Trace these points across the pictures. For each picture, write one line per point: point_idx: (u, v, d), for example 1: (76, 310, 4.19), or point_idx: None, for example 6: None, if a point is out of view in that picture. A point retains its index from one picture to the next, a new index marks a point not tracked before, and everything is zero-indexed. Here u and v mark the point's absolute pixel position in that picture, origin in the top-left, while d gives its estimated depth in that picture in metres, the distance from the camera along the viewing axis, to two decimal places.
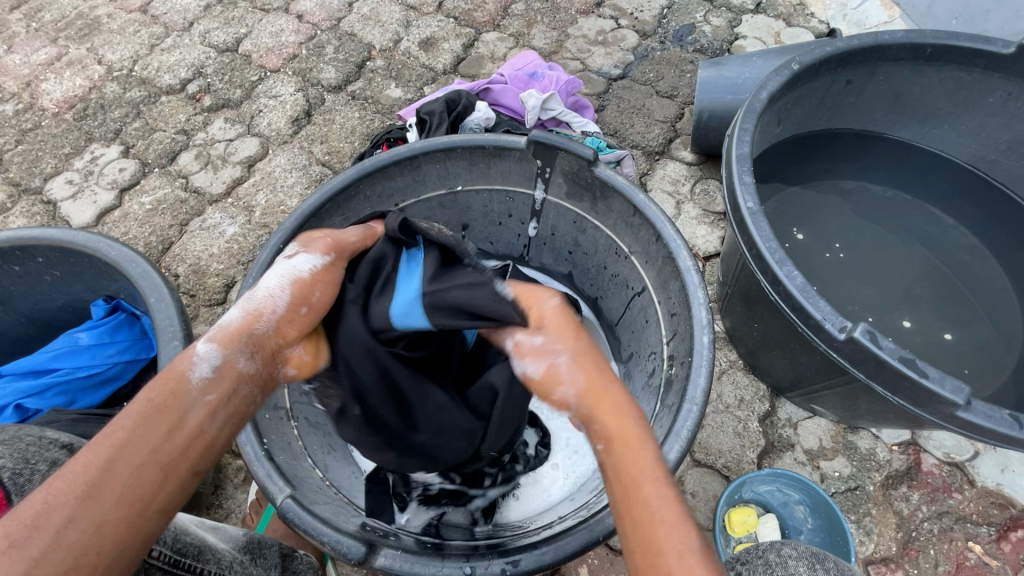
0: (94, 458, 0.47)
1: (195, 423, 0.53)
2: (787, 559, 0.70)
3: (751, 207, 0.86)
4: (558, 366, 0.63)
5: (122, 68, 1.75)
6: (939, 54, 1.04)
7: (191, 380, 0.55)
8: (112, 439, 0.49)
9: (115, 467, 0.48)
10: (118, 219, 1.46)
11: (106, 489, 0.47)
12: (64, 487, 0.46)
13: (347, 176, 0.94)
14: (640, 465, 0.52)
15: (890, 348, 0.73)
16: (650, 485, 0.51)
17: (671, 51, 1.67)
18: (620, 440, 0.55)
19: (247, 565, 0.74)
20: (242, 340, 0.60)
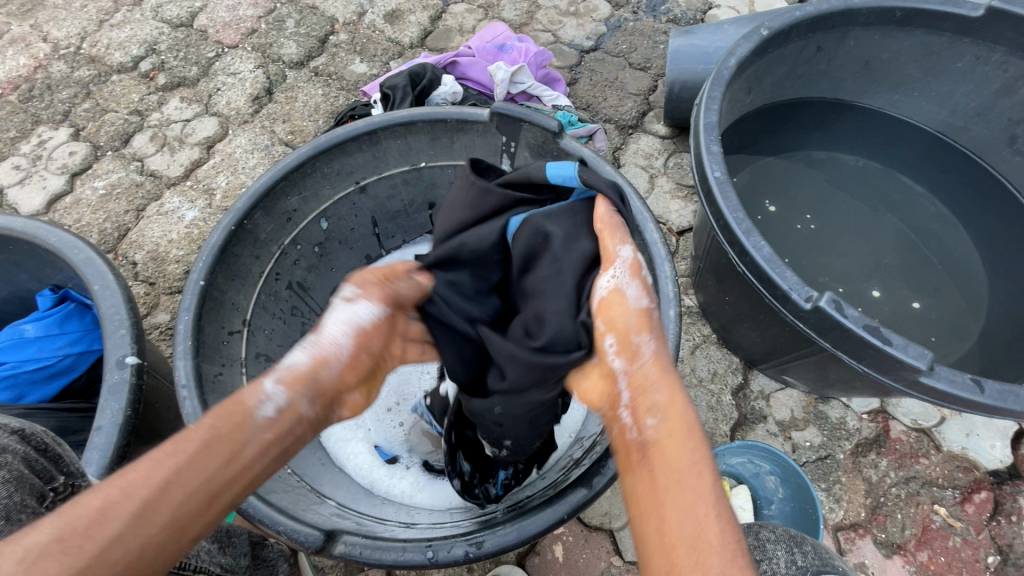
0: (151, 475, 0.45)
1: (248, 456, 0.50)
2: (766, 543, 0.75)
3: (718, 176, 0.84)
4: (644, 318, 0.61)
5: (68, 46, 1.65)
6: (908, 18, 1.02)
7: (254, 416, 0.51)
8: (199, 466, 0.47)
9: (184, 494, 0.45)
10: (70, 206, 1.39)
11: (175, 516, 0.44)
12: (143, 509, 0.43)
13: (301, 153, 0.90)
14: (695, 462, 0.52)
15: (855, 316, 0.73)
16: (701, 484, 0.50)
17: (644, 22, 1.62)
18: (676, 434, 0.54)
19: (216, 555, 0.71)
20: (318, 395, 0.56)
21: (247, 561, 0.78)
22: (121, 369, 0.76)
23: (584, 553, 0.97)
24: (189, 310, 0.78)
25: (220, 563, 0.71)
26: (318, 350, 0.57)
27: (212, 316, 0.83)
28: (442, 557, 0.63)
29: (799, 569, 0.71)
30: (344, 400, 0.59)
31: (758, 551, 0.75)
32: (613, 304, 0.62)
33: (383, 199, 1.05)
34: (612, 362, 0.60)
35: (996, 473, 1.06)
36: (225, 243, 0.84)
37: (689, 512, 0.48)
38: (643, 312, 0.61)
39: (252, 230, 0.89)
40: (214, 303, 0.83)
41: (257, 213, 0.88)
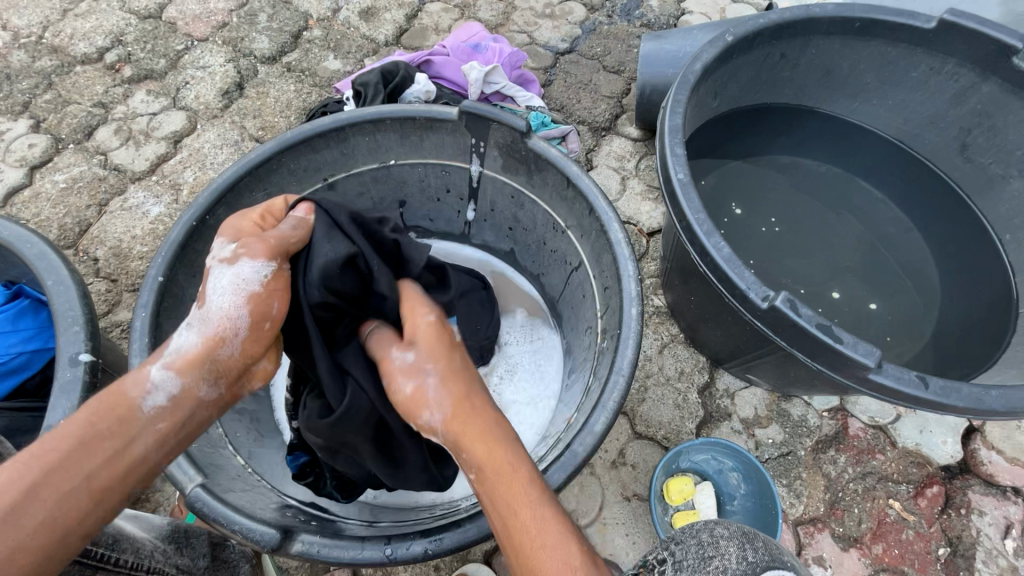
0: (22, 478, 0.50)
1: (139, 450, 0.54)
2: (718, 539, 0.63)
3: (681, 178, 0.85)
4: (423, 392, 0.62)
5: (29, 35, 1.60)
6: (866, 28, 1.05)
7: (142, 409, 0.54)
8: (103, 474, 0.52)
9: (92, 499, 0.51)
10: (29, 200, 1.35)
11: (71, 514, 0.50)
12: (43, 496, 0.49)
13: (266, 149, 0.89)
14: (517, 503, 0.56)
15: (809, 315, 0.75)
16: (526, 513, 0.55)
17: (619, 25, 1.65)
18: (492, 481, 0.57)
19: (171, 554, 0.73)
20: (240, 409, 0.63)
21: (205, 562, 0.79)
22: (73, 366, 0.74)
23: None
24: (147, 306, 0.77)
25: (177, 563, 0.72)
26: (208, 328, 0.58)
27: (172, 313, 0.82)
28: (400, 554, 0.63)
29: (751, 565, 0.57)
30: (254, 371, 0.61)
31: (709, 547, 0.62)
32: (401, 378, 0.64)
33: (352, 196, 1.04)
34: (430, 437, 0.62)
35: (947, 468, 1.10)
36: (186, 238, 0.82)
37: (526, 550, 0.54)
38: (420, 387, 0.62)
39: (214, 226, 0.87)
40: (174, 300, 0.82)
41: (219, 209, 0.87)
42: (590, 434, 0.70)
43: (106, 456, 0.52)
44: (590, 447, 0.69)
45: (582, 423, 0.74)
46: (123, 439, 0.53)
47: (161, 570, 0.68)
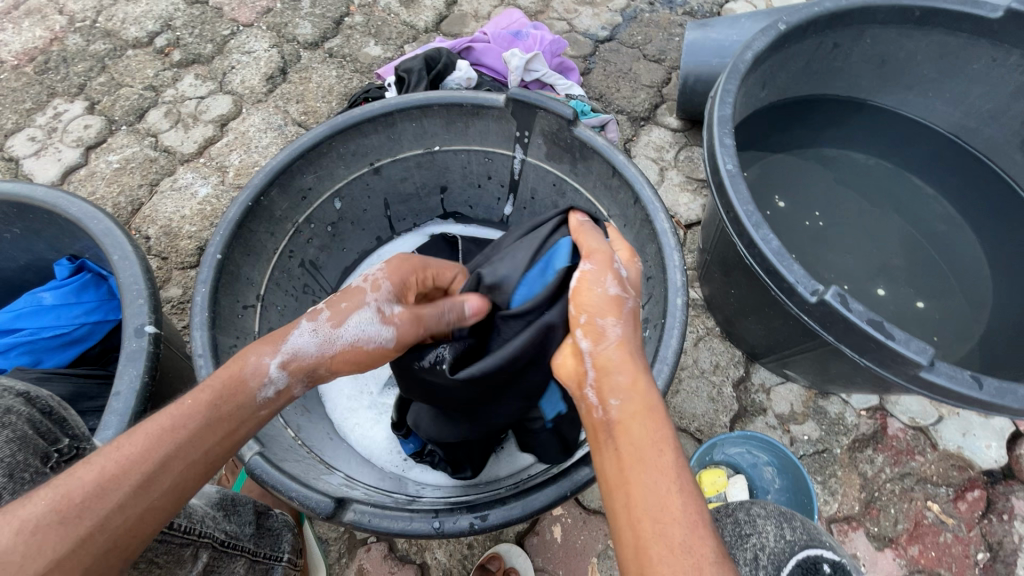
0: (153, 450, 0.50)
1: (246, 431, 0.57)
2: (756, 518, 0.72)
3: (730, 169, 0.84)
4: (626, 307, 0.64)
5: (84, 19, 1.65)
6: (927, 18, 1.02)
7: (254, 396, 0.58)
8: (171, 436, 0.52)
9: (171, 462, 0.50)
10: (85, 178, 1.41)
11: (158, 480, 0.50)
12: (121, 474, 0.48)
13: (318, 132, 0.91)
14: (660, 437, 0.55)
15: (860, 310, 0.74)
16: (662, 450, 0.54)
17: (660, 13, 1.62)
18: (644, 411, 0.57)
19: (220, 522, 0.72)
20: (308, 374, 0.62)
21: (252, 529, 0.78)
22: (139, 337, 0.78)
23: (581, 535, 0.99)
24: (207, 282, 0.80)
25: (226, 530, 0.72)
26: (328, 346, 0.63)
27: (228, 289, 0.85)
28: (448, 528, 0.65)
29: (788, 543, 0.67)
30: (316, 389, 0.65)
31: (747, 526, 0.72)
32: (582, 292, 0.66)
33: (396, 181, 1.06)
34: (581, 342, 0.63)
35: (990, 472, 1.07)
36: (242, 218, 0.85)
37: (648, 482, 0.52)
38: (620, 297, 0.65)
39: (267, 206, 0.90)
40: (230, 277, 0.85)
41: (273, 189, 0.90)
42: None
43: (166, 424, 0.52)
44: None
45: None
46: (176, 405, 0.54)
47: (211, 538, 0.68)
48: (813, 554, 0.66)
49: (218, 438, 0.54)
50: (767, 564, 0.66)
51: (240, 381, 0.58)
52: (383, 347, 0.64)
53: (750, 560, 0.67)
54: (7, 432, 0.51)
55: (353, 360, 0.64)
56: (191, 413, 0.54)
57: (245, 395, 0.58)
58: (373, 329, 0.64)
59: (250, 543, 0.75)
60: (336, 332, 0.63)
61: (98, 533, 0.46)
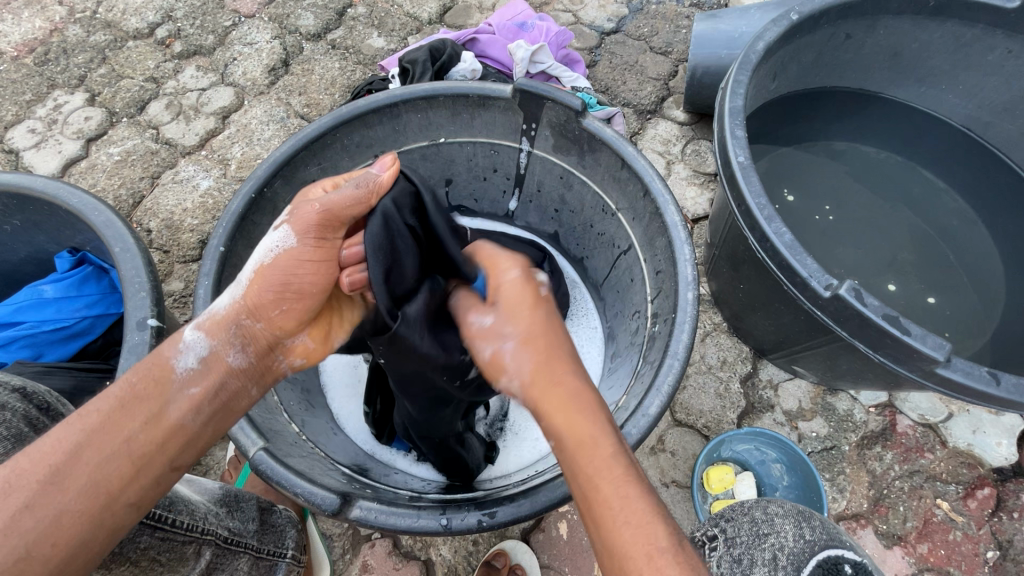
0: (62, 441, 0.51)
1: (176, 415, 0.56)
2: (773, 517, 0.71)
3: (742, 161, 0.83)
4: (502, 356, 0.63)
5: (84, 10, 1.63)
6: (941, 8, 1.01)
7: (175, 369, 0.58)
8: (84, 424, 0.52)
9: (85, 449, 0.51)
10: (85, 170, 1.40)
11: (70, 474, 0.49)
12: (23, 472, 0.48)
13: (322, 123, 0.90)
14: (607, 467, 0.52)
15: (875, 305, 0.73)
16: (614, 482, 0.51)
17: (667, 5, 1.60)
18: (581, 444, 0.54)
19: (224, 518, 0.71)
20: (230, 328, 0.61)
21: (257, 525, 0.77)
22: (140, 330, 0.77)
23: (587, 532, 0.98)
24: (210, 274, 0.79)
25: (229, 526, 0.71)
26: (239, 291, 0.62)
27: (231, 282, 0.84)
28: (456, 525, 0.64)
29: (808, 544, 0.67)
30: (289, 346, 0.65)
31: (765, 525, 0.71)
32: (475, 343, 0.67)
33: None
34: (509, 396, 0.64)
35: (1000, 470, 1.06)
36: (245, 210, 0.84)
37: (608, 520, 0.50)
38: (497, 349, 0.63)
39: (271, 199, 0.88)
40: (233, 270, 0.84)
41: (276, 181, 0.88)
42: (644, 418, 0.69)
43: (86, 416, 0.53)
44: (643, 430, 0.68)
45: (634, 407, 0.73)
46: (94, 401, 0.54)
47: (214, 534, 0.67)
48: (834, 554, 0.66)
49: (141, 422, 0.54)
50: (787, 564, 0.66)
51: (159, 367, 0.58)
52: (293, 251, 0.62)
53: (769, 561, 0.67)
54: (2, 430, 0.53)
55: (280, 272, 0.61)
56: (107, 399, 0.54)
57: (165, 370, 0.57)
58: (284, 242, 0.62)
59: (254, 540, 0.75)
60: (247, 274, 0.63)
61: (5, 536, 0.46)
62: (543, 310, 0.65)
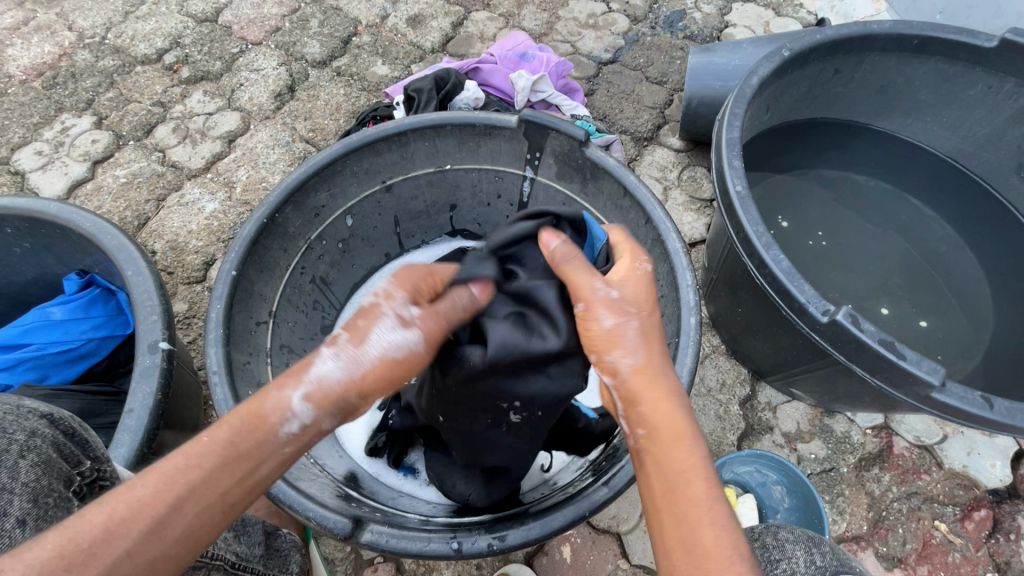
0: (165, 491, 0.48)
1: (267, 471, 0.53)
2: (784, 542, 0.70)
3: (739, 191, 0.86)
4: (624, 332, 0.60)
5: (94, 36, 1.67)
6: (924, 46, 1.06)
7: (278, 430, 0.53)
8: (186, 477, 0.49)
9: (184, 505, 0.48)
10: (91, 192, 1.41)
11: (168, 527, 0.47)
12: (130, 515, 0.46)
13: (332, 151, 0.92)
14: (689, 466, 0.55)
15: (871, 331, 0.75)
16: (695, 481, 0.55)
17: (662, 37, 1.66)
18: (670, 437, 0.56)
19: (231, 543, 0.70)
20: (335, 404, 0.55)
21: (262, 550, 0.76)
22: (152, 353, 0.77)
23: (591, 555, 0.98)
24: (222, 298, 0.80)
25: (236, 551, 0.71)
26: (354, 369, 0.56)
27: (241, 305, 0.85)
28: (467, 548, 0.64)
29: (820, 569, 0.65)
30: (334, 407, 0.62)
31: (776, 551, 0.69)
32: (584, 332, 0.62)
33: (407, 199, 1.07)
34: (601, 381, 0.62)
35: (995, 491, 1.08)
36: (256, 235, 0.86)
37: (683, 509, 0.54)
38: (620, 325, 0.60)
39: (281, 224, 0.90)
40: (244, 293, 0.85)
41: (287, 207, 0.90)
42: None
43: (179, 463, 0.49)
44: None
45: None
46: (192, 440, 0.51)
47: (222, 559, 0.67)
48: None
49: (234, 480, 0.51)
50: None
51: (260, 415, 0.53)
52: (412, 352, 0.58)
53: None
54: (34, 455, 0.51)
55: (387, 375, 0.57)
56: (210, 449, 0.51)
57: (265, 430, 0.53)
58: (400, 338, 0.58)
59: (259, 565, 0.74)
60: (361, 350, 0.57)
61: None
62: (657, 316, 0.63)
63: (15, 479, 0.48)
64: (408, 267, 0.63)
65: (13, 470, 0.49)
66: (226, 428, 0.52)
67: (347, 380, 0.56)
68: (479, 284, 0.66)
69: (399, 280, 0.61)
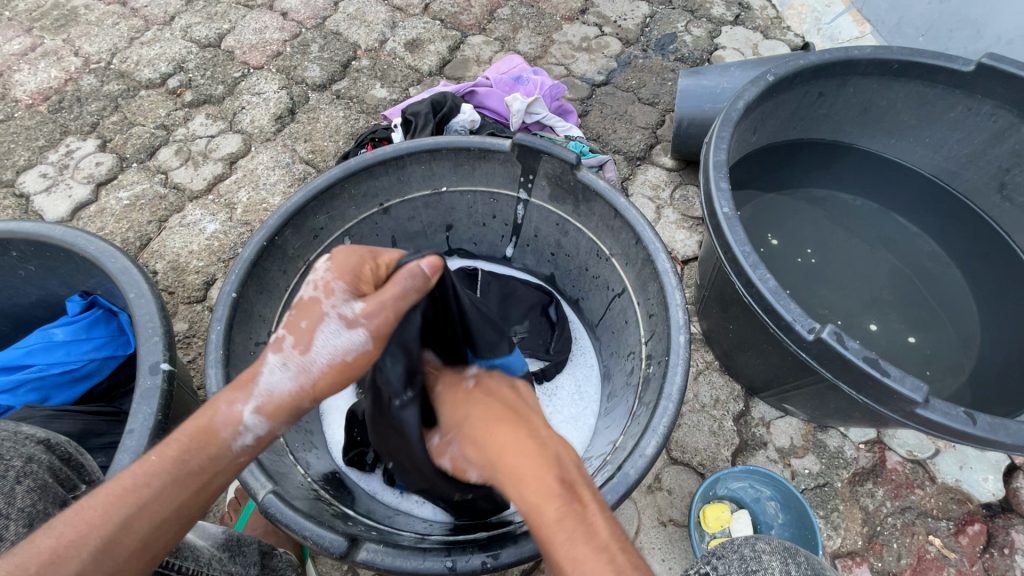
0: (113, 513, 0.52)
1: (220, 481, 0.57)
2: (761, 554, 0.68)
3: (727, 212, 0.89)
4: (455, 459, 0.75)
5: (99, 61, 1.71)
6: (904, 70, 1.10)
7: (228, 444, 0.57)
8: (135, 495, 0.53)
9: (133, 523, 0.52)
10: (94, 214, 1.44)
11: (119, 545, 0.51)
12: (80, 537, 0.50)
13: (331, 175, 0.95)
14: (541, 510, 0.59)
15: (855, 348, 0.77)
16: (555, 524, 0.57)
17: (653, 59, 1.70)
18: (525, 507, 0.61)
19: (227, 563, 0.71)
20: (286, 414, 0.59)
21: (257, 570, 0.77)
22: (153, 374, 0.79)
23: None
24: (222, 320, 0.82)
25: (231, 570, 0.71)
26: (304, 377, 0.59)
27: (241, 326, 0.87)
28: (461, 566, 0.65)
29: None
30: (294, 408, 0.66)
31: (752, 563, 0.67)
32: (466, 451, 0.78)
33: (404, 220, 1.09)
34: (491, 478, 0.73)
35: (988, 505, 1.09)
36: (257, 257, 0.88)
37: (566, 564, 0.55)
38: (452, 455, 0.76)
39: (281, 245, 0.93)
40: (243, 314, 0.87)
41: (287, 229, 0.93)
42: (642, 457, 0.71)
43: (127, 484, 0.53)
44: (641, 470, 0.71)
45: (632, 447, 0.76)
46: (143, 461, 0.55)
47: None
48: None
49: (190, 492, 0.55)
50: None
51: (210, 431, 0.57)
52: (362, 351, 0.61)
53: None
54: (30, 481, 0.54)
55: (339, 378, 0.60)
56: (156, 469, 0.54)
57: (218, 444, 0.57)
58: (347, 338, 0.60)
59: None
60: (309, 358, 0.59)
61: None
62: (468, 414, 0.76)
63: (13, 504, 0.52)
64: (353, 255, 0.67)
65: (9, 495, 0.52)
66: (174, 447, 0.55)
67: (299, 389, 0.59)
68: (429, 260, 0.67)
69: (340, 273, 0.64)
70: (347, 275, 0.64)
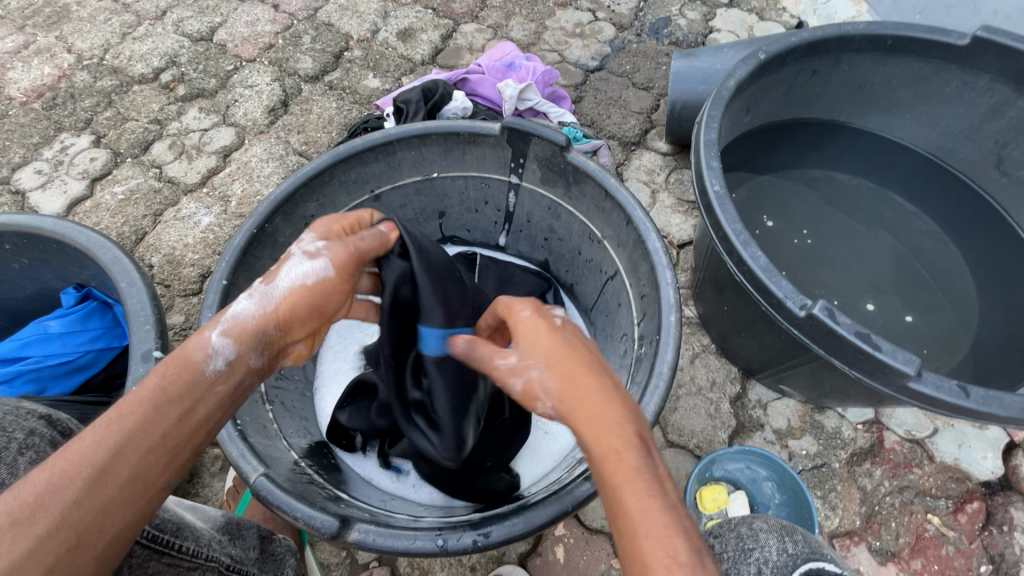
0: (102, 443, 0.47)
1: (205, 411, 0.54)
2: (758, 532, 0.67)
3: (718, 191, 0.88)
4: (531, 387, 0.61)
5: (92, 57, 1.71)
6: (898, 45, 1.08)
7: (204, 369, 0.54)
8: (120, 424, 0.48)
9: (125, 451, 0.47)
10: (90, 209, 1.44)
11: (113, 474, 0.47)
12: (72, 468, 0.45)
13: (321, 162, 0.95)
14: (628, 478, 0.51)
15: (847, 323, 0.76)
16: (636, 493, 0.50)
17: (647, 44, 1.69)
18: (610, 461, 0.53)
19: (225, 545, 0.72)
20: (251, 335, 0.59)
21: (256, 554, 0.77)
22: (145, 362, 0.79)
23: (584, 555, 0.99)
24: (212, 307, 0.82)
25: (230, 553, 0.72)
26: (267, 301, 0.62)
27: None
28: (452, 545, 0.65)
29: (791, 557, 0.62)
30: (289, 350, 0.66)
31: (750, 540, 0.66)
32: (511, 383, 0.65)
33: (396, 207, 1.09)
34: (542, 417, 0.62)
35: (987, 484, 1.08)
36: (246, 245, 0.88)
37: (643, 561, 0.47)
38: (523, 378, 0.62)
39: (272, 234, 0.93)
40: (234, 303, 0.87)
41: (277, 217, 0.92)
42: None
43: (114, 413, 0.49)
44: None
45: None
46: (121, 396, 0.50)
47: (216, 560, 0.68)
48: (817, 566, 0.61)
49: (175, 420, 0.51)
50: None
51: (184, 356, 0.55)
52: (323, 277, 0.65)
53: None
54: (31, 454, 0.54)
55: (301, 301, 0.63)
56: (138, 396, 0.50)
57: (193, 371, 0.54)
58: (311, 266, 0.65)
59: (254, 568, 0.75)
60: (271, 286, 0.63)
61: (57, 535, 0.43)
62: (563, 337, 0.64)
63: (15, 475, 0.52)
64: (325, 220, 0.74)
65: (12, 467, 0.52)
66: (154, 374, 0.52)
67: (262, 313, 0.61)
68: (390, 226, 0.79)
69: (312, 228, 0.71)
70: (317, 227, 0.70)
